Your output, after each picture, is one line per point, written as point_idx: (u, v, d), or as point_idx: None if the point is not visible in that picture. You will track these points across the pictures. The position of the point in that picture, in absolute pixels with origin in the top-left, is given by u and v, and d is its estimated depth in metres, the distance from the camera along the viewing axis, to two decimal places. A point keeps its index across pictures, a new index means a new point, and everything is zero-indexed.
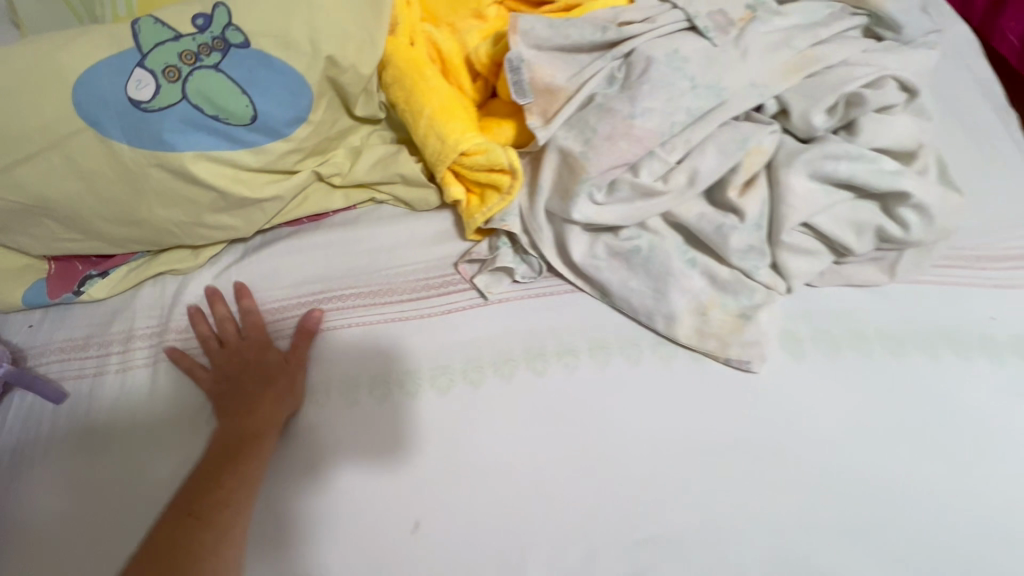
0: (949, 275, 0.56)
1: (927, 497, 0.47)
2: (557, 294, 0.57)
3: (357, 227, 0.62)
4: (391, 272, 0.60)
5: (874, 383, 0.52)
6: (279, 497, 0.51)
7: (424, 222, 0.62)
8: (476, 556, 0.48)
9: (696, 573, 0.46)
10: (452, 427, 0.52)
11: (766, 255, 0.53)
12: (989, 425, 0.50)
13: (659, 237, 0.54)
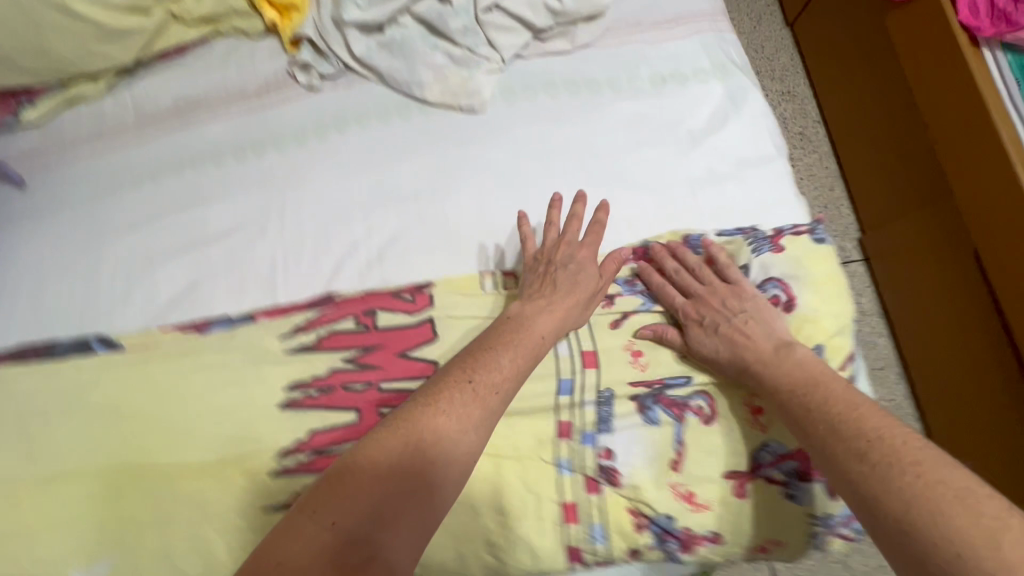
0: (617, 42, 0.81)
1: (578, 170, 0.76)
2: (352, 83, 0.82)
3: (213, 52, 0.86)
4: (240, 79, 0.85)
5: (552, 110, 0.79)
6: (184, 219, 0.78)
7: (259, 45, 0.86)
8: (303, 235, 0.76)
9: (436, 228, 0.74)
10: (286, 170, 0.79)
11: (479, 34, 0.78)
12: (625, 122, 0.78)
13: (408, 31, 0.79)
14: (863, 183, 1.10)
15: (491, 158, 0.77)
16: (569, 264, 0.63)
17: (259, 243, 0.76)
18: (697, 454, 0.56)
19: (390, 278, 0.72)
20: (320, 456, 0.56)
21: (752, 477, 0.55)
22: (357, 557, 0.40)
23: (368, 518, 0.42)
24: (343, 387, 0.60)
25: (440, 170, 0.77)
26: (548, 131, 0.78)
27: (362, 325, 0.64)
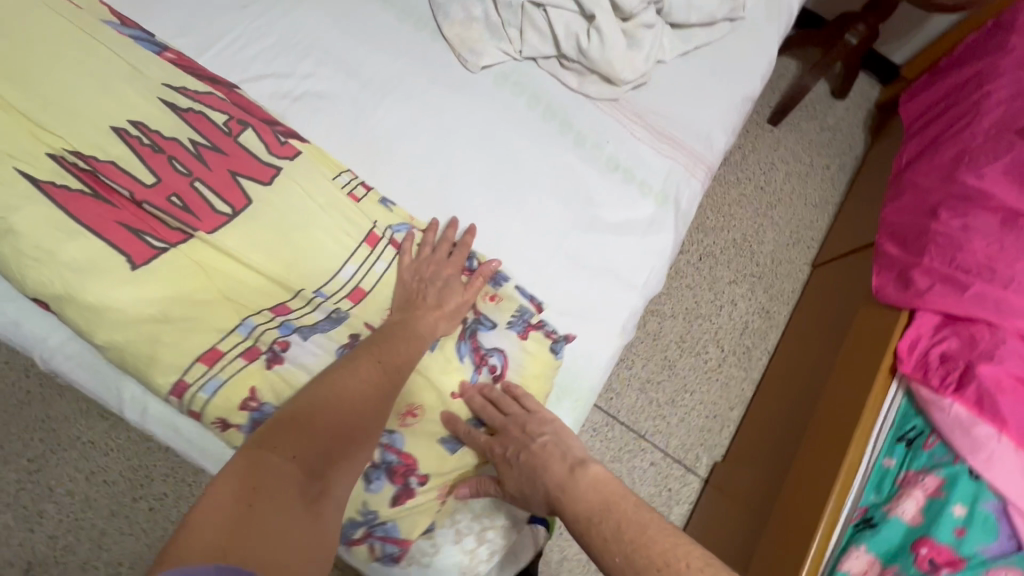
0: (606, 111, 0.88)
1: (487, 174, 0.81)
2: None
3: None
4: None
5: (502, 115, 0.85)
6: (75, 55, 0.67)
7: None
8: (281, 61, 0.82)
9: (363, 130, 0.81)
10: (320, 15, 0.86)
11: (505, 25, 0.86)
12: (565, 181, 0.83)
13: None
14: (772, 397, 1.42)
15: (440, 109, 0.83)
16: (441, 280, 0.69)
17: (256, 39, 0.83)
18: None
19: (291, 159, 0.70)
20: (138, 143, 0.65)
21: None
22: (330, 476, 0.47)
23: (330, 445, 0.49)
24: (175, 141, 0.66)
25: (356, 109, 0.82)
26: (490, 125, 0.84)
27: (231, 119, 0.70)
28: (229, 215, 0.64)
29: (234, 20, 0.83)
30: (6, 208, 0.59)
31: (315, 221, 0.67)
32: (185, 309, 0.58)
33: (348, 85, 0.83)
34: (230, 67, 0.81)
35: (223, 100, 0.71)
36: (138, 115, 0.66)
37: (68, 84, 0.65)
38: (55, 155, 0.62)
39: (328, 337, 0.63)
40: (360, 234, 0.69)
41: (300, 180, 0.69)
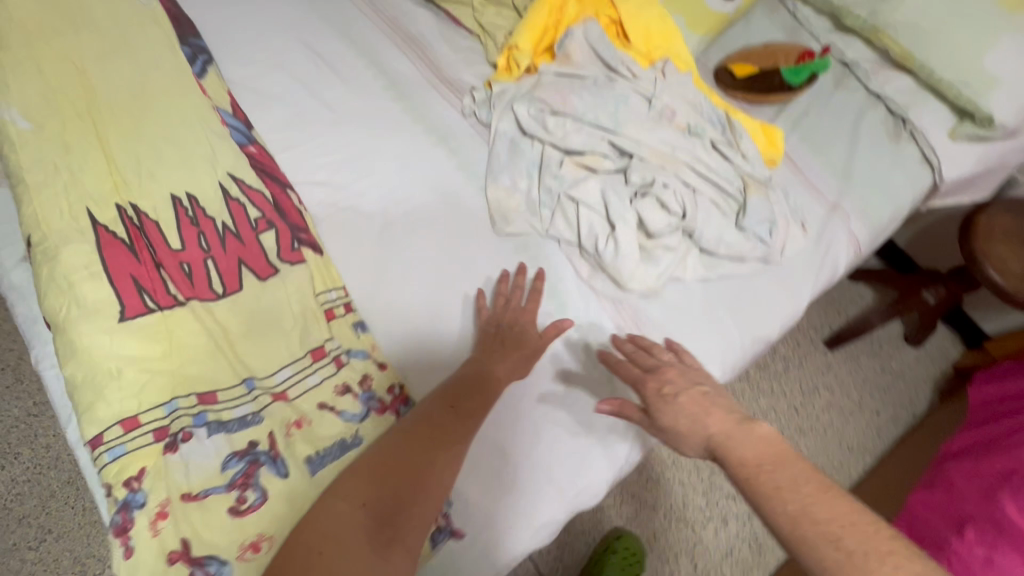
0: (604, 311, 0.88)
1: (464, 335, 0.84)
2: (481, 136, 1.01)
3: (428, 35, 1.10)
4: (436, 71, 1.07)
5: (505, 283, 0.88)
6: (183, 135, 0.82)
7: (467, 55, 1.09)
8: (344, 174, 0.94)
9: (382, 255, 0.89)
10: (395, 145, 0.98)
11: (542, 205, 0.92)
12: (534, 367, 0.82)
13: (527, 148, 0.95)
14: None
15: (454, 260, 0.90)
16: (516, 327, 0.81)
17: (333, 151, 0.96)
18: (206, 517, 0.58)
19: (295, 265, 0.78)
20: (183, 215, 0.77)
21: (186, 561, 0.56)
22: (396, 520, 0.57)
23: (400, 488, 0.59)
24: (210, 220, 0.77)
25: (380, 235, 0.90)
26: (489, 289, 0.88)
27: (263, 216, 0.79)
28: (218, 296, 0.73)
29: (323, 131, 0.97)
30: (63, 239, 0.72)
31: (281, 325, 0.72)
32: (136, 371, 0.65)
33: (388, 212, 0.92)
34: (300, 167, 0.93)
35: (266, 198, 0.81)
36: (197, 191, 0.79)
37: (164, 156, 0.80)
38: (119, 207, 0.75)
39: (232, 437, 0.63)
40: (310, 345, 0.71)
41: (291, 284, 0.76)
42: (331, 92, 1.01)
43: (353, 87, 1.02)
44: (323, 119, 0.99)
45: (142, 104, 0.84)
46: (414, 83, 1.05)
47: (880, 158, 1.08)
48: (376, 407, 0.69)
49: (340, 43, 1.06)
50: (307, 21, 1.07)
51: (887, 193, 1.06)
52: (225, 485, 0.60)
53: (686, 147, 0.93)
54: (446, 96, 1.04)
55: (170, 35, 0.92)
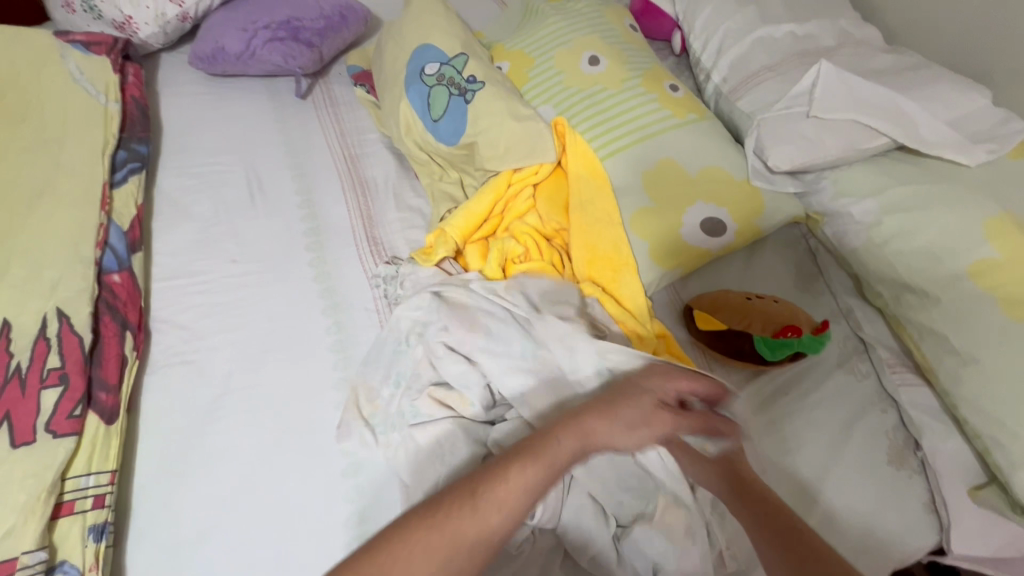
0: None
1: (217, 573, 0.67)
2: (373, 314, 0.89)
3: (383, 186, 1.03)
4: (368, 224, 0.99)
5: (305, 515, 0.72)
6: (50, 251, 0.79)
7: (412, 216, 1.00)
8: (213, 324, 0.86)
9: (196, 433, 0.77)
10: (284, 302, 0.89)
11: (390, 428, 0.76)
12: None
13: (407, 353, 0.81)
14: None
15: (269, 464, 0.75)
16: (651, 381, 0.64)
17: (219, 292, 0.89)
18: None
19: (57, 436, 0.67)
20: None
21: None
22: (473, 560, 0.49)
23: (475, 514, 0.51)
24: (8, 357, 0.71)
25: (209, 406, 0.79)
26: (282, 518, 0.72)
27: (60, 367, 0.71)
28: None
29: (219, 265, 0.91)
30: None
31: None
32: None
33: (234, 380, 0.82)
34: (175, 299, 0.87)
35: (80, 343, 0.73)
36: (17, 321, 0.73)
37: (14, 272, 0.77)
38: None
39: None
40: (1, 554, 0.60)
41: (35, 462, 0.65)
42: (250, 222, 0.96)
43: (274, 223, 0.96)
44: (227, 250, 0.93)
45: (33, 209, 0.83)
46: (340, 233, 0.97)
47: (865, 485, 0.81)
48: None
49: (288, 173, 1.02)
50: (267, 143, 1.05)
51: (862, 539, 0.78)
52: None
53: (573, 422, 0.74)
54: (364, 257, 0.95)
55: (106, 140, 0.91)
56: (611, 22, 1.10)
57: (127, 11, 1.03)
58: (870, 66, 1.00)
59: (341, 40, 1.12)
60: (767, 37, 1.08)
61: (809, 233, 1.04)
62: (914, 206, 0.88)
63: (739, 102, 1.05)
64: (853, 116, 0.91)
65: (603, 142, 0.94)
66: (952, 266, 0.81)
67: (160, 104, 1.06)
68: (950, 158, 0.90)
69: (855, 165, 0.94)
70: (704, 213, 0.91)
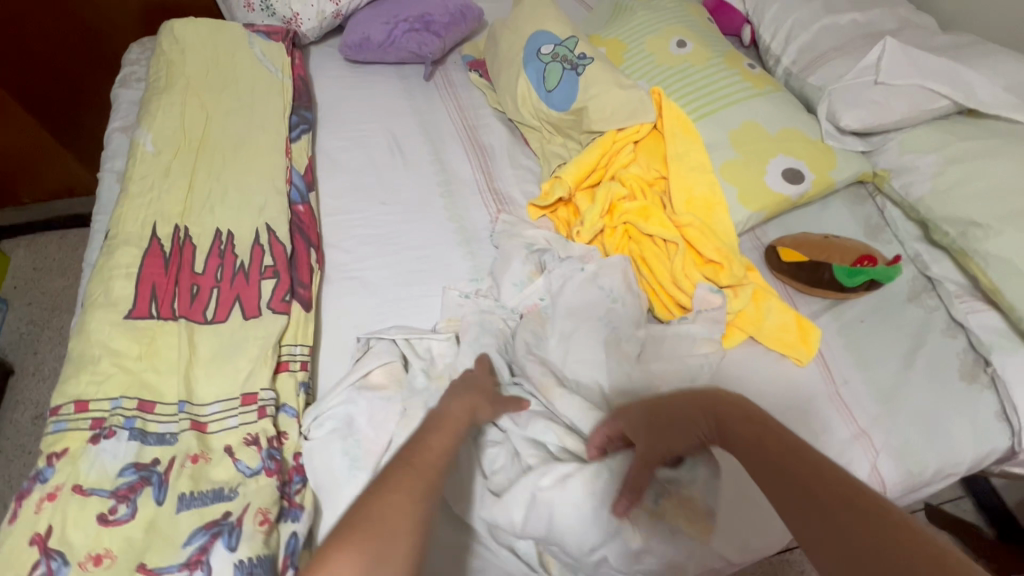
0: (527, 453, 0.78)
1: None
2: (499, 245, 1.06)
3: (497, 149, 1.22)
4: (487, 177, 1.17)
5: None
6: (253, 183, 1.00)
7: (524, 172, 1.18)
8: (371, 248, 1.04)
9: (363, 325, 0.94)
10: (424, 234, 1.07)
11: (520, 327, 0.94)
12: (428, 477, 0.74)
13: (533, 272, 0.98)
14: None
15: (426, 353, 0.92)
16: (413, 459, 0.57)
17: (373, 224, 1.07)
18: (80, 515, 0.64)
19: (273, 313, 0.85)
20: (217, 247, 0.91)
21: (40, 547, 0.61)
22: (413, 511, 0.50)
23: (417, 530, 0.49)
24: (234, 256, 0.91)
25: (376, 307, 0.96)
26: None
27: (273, 265, 0.90)
28: (206, 320, 0.84)
29: (371, 205, 1.10)
30: (124, 241, 0.89)
31: (234, 362, 0.79)
32: (110, 364, 0.77)
33: (391, 289, 0.99)
34: (339, 230, 1.06)
35: (284, 249, 0.93)
36: (237, 231, 0.94)
37: (230, 197, 0.97)
38: (176, 227, 0.92)
39: (142, 449, 0.70)
40: (246, 389, 0.77)
41: (263, 330, 0.83)
42: (392, 175, 1.15)
43: (412, 175, 1.15)
44: (377, 195, 1.12)
45: (237, 152, 1.04)
46: (466, 185, 1.15)
47: (940, 396, 0.91)
48: (269, 467, 0.70)
49: (419, 137, 1.22)
50: (402, 115, 1.25)
51: (938, 442, 0.87)
52: (110, 490, 0.66)
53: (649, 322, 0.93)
54: (488, 204, 1.12)
55: (284, 105, 1.13)
56: (694, 16, 1.27)
57: (294, 9, 1.27)
58: (930, 44, 1.14)
59: (460, 33, 1.34)
60: (833, 24, 1.24)
61: (875, 190, 1.14)
62: (977, 157, 0.99)
63: (808, 78, 1.20)
64: (915, 82, 1.06)
65: (694, 108, 1.11)
66: (1013, 203, 0.93)
67: (316, 82, 1.29)
68: (1007, 117, 1.02)
69: (919, 126, 1.07)
70: (784, 164, 1.05)
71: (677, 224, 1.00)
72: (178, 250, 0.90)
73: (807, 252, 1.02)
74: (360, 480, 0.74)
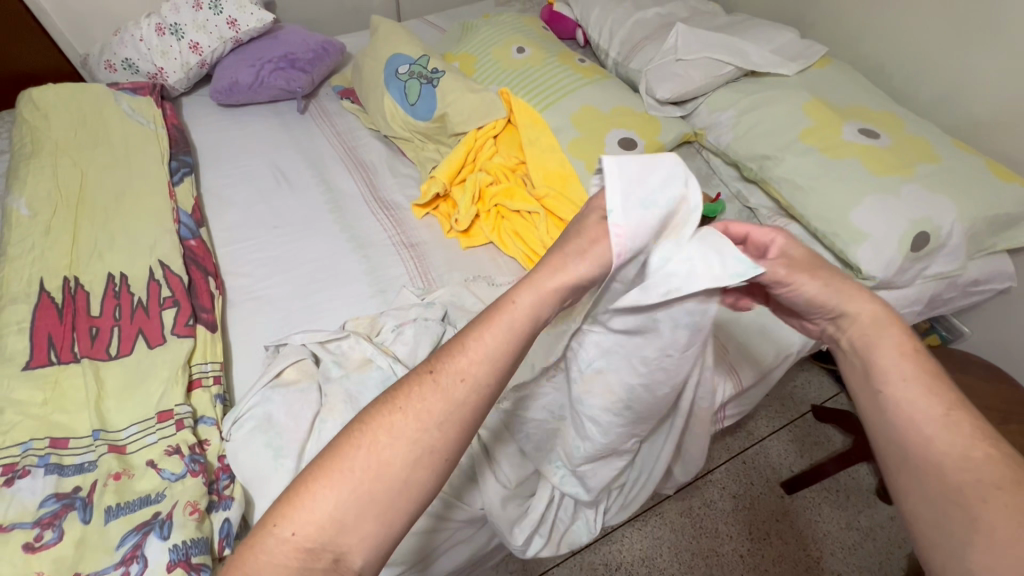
0: None
1: None
2: (390, 244, 1.17)
3: (378, 163, 1.33)
4: (371, 190, 1.28)
5: None
6: (139, 227, 1.04)
7: (406, 180, 1.30)
8: (269, 267, 1.11)
9: (272, 335, 1.00)
10: (319, 246, 1.16)
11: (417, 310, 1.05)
12: None
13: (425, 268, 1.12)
14: None
15: None
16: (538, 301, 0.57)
17: (268, 247, 1.14)
18: (5, 549, 0.66)
19: (177, 337, 0.90)
20: (111, 289, 0.96)
21: None
22: (444, 430, 0.50)
23: (452, 438, 0.51)
24: (130, 295, 0.95)
25: (282, 318, 1.03)
26: None
27: (171, 296, 0.95)
28: (110, 356, 0.87)
29: (264, 231, 1.17)
30: (12, 301, 0.91)
31: (144, 386, 0.84)
32: (15, 413, 0.79)
33: (293, 299, 1.06)
34: (235, 258, 1.12)
35: (180, 280, 0.98)
36: (130, 273, 0.98)
37: (118, 243, 1.01)
38: (66, 279, 0.95)
39: (60, 480, 0.73)
40: (161, 408, 0.82)
41: (169, 354, 0.88)
42: (281, 201, 1.23)
43: (300, 199, 1.24)
44: (269, 222, 1.19)
45: (119, 202, 1.08)
46: (353, 200, 1.25)
47: None
48: (194, 469, 0.75)
49: (302, 164, 1.31)
50: (282, 146, 1.34)
51: (774, 332, 1.02)
52: (32, 521, 0.68)
53: None
54: (375, 213, 1.23)
55: (161, 152, 1.18)
56: (529, 26, 1.47)
57: (159, 64, 1.34)
58: (714, 25, 1.40)
59: (325, 67, 1.45)
60: (641, 18, 1.48)
61: (701, 147, 1.37)
62: (760, 106, 1.25)
63: (631, 64, 1.43)
64: (706, 55, 1.30)
65: (539, 101, 1.29)
66: (789, 136, 1.17)
67: (192, 129, 1.35)
68: (777, 72, 1.28)
69: (717, 89, 1.32)
70: (619, 135, 1.24)
71: (538, 196, 1.16)
72: (70, 299, 0.93)
73: None
74: (286, 466, 0.79)
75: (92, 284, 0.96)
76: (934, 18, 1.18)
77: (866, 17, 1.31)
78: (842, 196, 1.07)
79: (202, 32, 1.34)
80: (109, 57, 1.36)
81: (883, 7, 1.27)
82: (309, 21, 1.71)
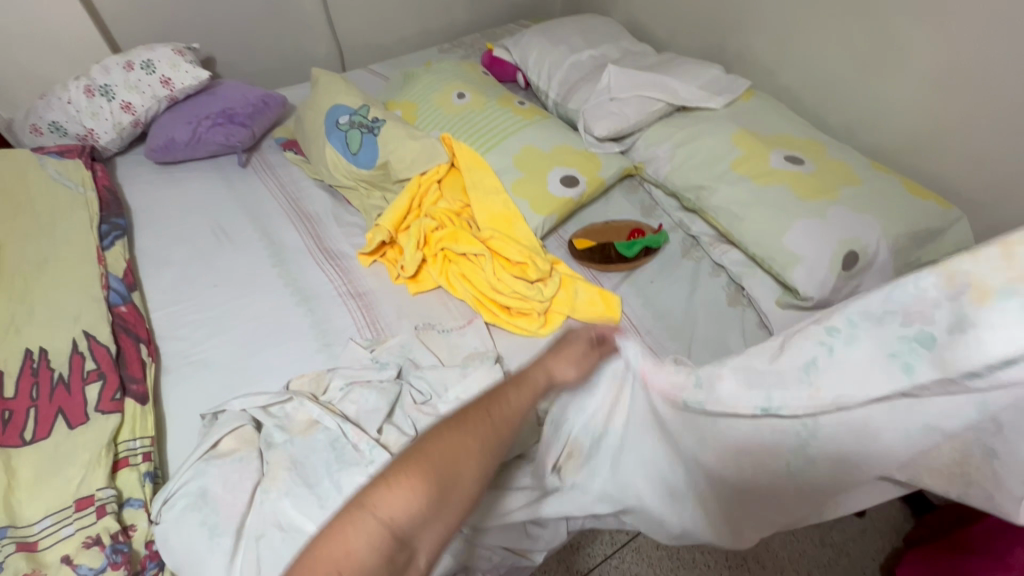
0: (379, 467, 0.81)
1: None
2: (334, 296, 1.14)
3: (320, 214, 1.32)
4: (312, 242, 1.25)
5: None
6: (62, 296, 0.99)
7: (351, 230, 1.28)
8: (207, 326, 1.07)
9: (209, 400, 0.96)
10: (258, 301, 1.12)
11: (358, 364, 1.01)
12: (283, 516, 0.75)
13: (370, 322, 1.10)
14: None
15: None
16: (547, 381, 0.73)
17: (207, 306, 1.10)
18: None
19: (99, 413, 0.84)
20: (29, 366, 0.89)
21: None
22: (481, 466, 0.60)
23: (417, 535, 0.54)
24: (50, 371, 0.89)
25: (220, 380, 0.98)
26: None
27: (97, 368, 0.89)
28: (24, 442, 0.81)
29: (202, 290, 1.13)
30: None
31: (61, 472, 0.78)
32: None
33: (232, 358, 1.02)
34: (170, 321, 1.07)
35: (107, 351, 0.92)
36: (50, 347, 0.92)
37: (36, 315, 0.96)
38: None
39: None
40: (80, 494, 0.76)
41: (91, 432, 0.82)
42: (220, 259, 1.19)
43: (242, 253, 1.21)
44: (208, 280, 1.15)
45: (42, 270, 1.03)
46: (298, 251, 1.23)
47: (720, 315, 1.12)
48: (115, 561, 0.70)
49: (243, 219, 1.28)
50: (222, 201, 1.31)
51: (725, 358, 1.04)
52: None
53: (469, 333, 1.07)
54: (321, 265, 1.20)
55: (90, 216, 1.13)
56: (469, 72, 1.51)
57: (89, 125, 1.31)
58: (644, 65, 1.48)
59: (266, 120, 1.44)
60: (577, 61, 1.54)
61: (642, 179, 1.39)
62: (691, 139, 1.30)
63: (569, 104, 1.48)
64: (638, 94, 1.36)
65: (482, 144, 1.31)
66: (723, 167, 1.23)
67: (125, 189, 1.31)
68: (705, 107, 1.35)
69: (652, 124, 1.37)
70: (561, 173, 1.27)
71: (483, 238, 1.17)
72: None
73: (595, 238, 1.25)
74: (223, 546, 0.74)
75: (6, 362, 0.89)
76: (841, 53, 1.27)
77: (785, 51, 1.40)
78: (770, 224, 1.11)
79: (135, 92, 1.32)
80: (36, 120, 1.32)
81: (798, 43, 1.36)
82: (251, 75, 1.71)
